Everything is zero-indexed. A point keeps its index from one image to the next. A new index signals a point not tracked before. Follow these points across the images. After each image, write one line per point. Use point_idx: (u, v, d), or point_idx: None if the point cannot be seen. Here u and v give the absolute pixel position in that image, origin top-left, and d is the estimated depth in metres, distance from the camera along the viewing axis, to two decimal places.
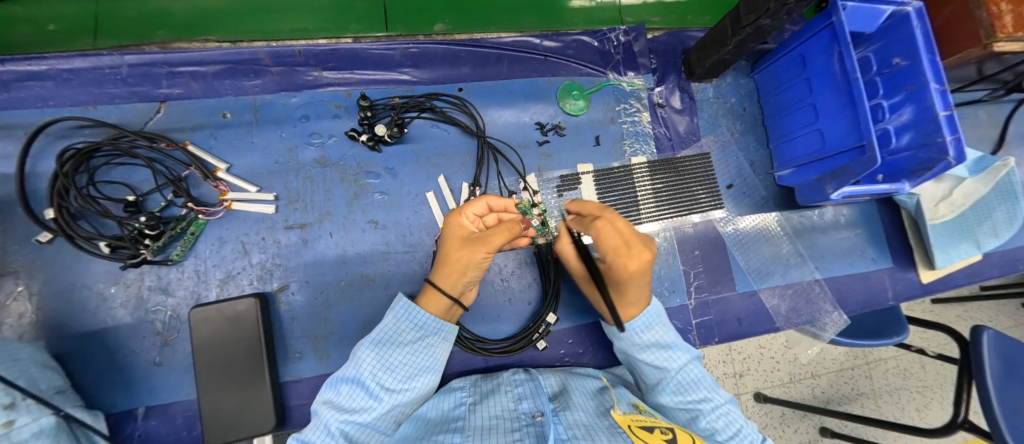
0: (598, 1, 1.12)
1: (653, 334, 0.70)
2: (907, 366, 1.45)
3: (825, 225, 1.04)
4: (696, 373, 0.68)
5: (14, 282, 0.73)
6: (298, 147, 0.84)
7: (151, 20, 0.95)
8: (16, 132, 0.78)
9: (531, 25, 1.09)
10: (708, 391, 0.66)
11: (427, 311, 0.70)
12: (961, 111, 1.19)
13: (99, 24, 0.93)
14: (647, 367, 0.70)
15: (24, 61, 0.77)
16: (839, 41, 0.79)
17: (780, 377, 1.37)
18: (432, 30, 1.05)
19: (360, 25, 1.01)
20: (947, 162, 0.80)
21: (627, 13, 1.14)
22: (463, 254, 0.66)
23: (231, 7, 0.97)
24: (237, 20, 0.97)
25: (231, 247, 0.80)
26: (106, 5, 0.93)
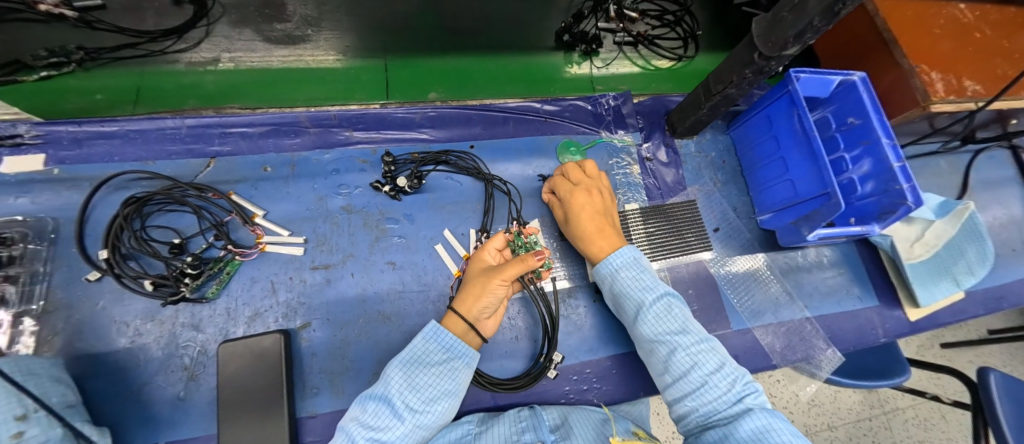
0: (573, 74, 1.32)
1: (627, 270, 0.79)
2: (927, 415, 1.43)
3: (810, 265, 1.12)
4: (674, 311, 0.73)
5: (59, 318, 0.79)
6: (327, 196, 0.95)
7: (183, 92, 1.09)
8: (82, 184, 0.89)
9: (514, 91, 1.25)
10: (687, 325, 0.71)
11: (450, 334, 0.76)
12: (923, 161, 1.32)
13: (140, 95, 1.07)
14: (628, 295, 0.77)
15: (100, 123, 0.89)
16: (797, 105, 0.92)
17: (796, 429, 1.35)
18: (427, 98, 1.20)
19: (365, 94, 1.17)
20: (906, 206, 0.89)
21: (599, 82, 1.33)
22: (478, 281, 0.78)
23: (255, 79, 1.13)
24: (261, 91, 1.12)
25: (261, 286, 0.87)
26: (147, 80, 1.09)
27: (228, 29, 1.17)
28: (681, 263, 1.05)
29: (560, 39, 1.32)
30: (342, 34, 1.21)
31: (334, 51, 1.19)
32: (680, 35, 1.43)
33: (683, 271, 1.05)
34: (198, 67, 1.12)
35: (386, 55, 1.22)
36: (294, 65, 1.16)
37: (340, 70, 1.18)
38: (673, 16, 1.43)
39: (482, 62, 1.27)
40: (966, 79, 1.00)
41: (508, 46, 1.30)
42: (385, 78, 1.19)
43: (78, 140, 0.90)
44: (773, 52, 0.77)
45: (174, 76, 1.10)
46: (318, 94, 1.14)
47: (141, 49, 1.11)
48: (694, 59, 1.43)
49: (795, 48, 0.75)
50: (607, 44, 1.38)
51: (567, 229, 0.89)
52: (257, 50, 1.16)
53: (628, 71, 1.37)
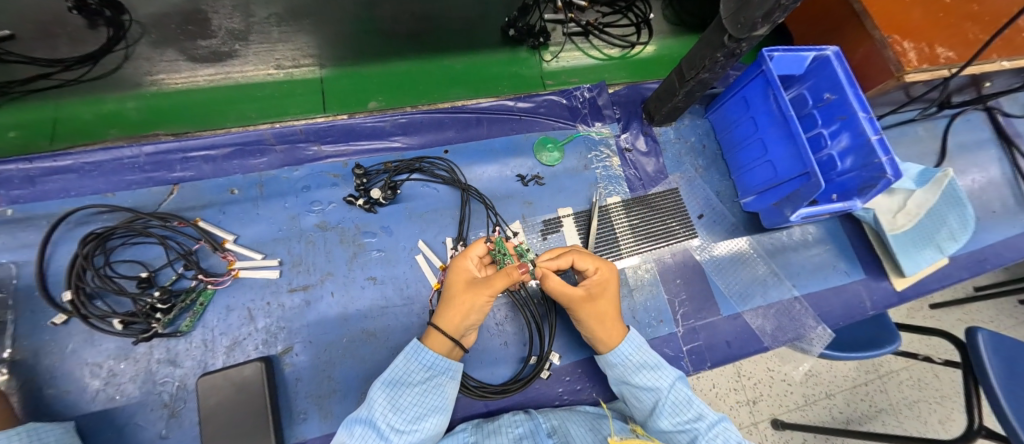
0: (521, 71, 1.29)
1: (641, 356, 0.76)
2: (920, 376, 1.46)
3: (795, 244, 1.12)
4: (684, 393, 0.73)
5: (23, 367, 0.75)
6: (300, 214, 0.92)
7: (105, 121, 1.03)
8: (39, 222, 0.84)
9: (458, 94, 1.22)
10: (701, 409, 0.71)
11: (433, 351, 0.74)
12: (902, 129, 1.32)
13: (57, 129, 1.00)
14: (642, 383, 0.74)
15: (50, 159, 0.85)
16: (771, 84, 0.91)
17: (795, 400, 1.36)
18: (366, 107, 1.16)
19: (298, 109, 1.12)
20: (887, 179, 0.88)
21: (548, 76, 1.30)
22: (467, 298, 0.74)
23: (179, 101, 1.08)
24: (186, 114, 1.07)
25: (238, 314, 0.84)
26: (64, 111, 1.02)
27: (148, 49, 1.10)
28: (667, 253, 1.04)
29: (507, 34, 1.28)
30: (273, 47, 1.16)
31: (265, 65, 1.14)
32: (632, 21, 1.40)
33: (670, 260, 1.04)
34: (121, 93, 1.06)
35: (321, 67, 1.17)
36: (223, 83, 1.11)
37: (272, 85, 1.13)
38: (624, 2, 1.39)
39: (423, 66, 1.23)
40: (939, 46, 0.99)
41: (450, 47, 1.26)
42: (320, 90, 1.15)
43: (29, 177, 0.85)
44: (742, 33, 0.75)
45: (94, 104, 1.04)
46: (252, 110, 1.09)
47: (55, 79, 1.04)
48: (648, 45, 1.40)
49: (765, 28, 0.73)
50: (556, 36, 1.35)
51: (579, 306, 0.77)
52: (181, 70, 1.10)
53: (580, 62, 1.34)
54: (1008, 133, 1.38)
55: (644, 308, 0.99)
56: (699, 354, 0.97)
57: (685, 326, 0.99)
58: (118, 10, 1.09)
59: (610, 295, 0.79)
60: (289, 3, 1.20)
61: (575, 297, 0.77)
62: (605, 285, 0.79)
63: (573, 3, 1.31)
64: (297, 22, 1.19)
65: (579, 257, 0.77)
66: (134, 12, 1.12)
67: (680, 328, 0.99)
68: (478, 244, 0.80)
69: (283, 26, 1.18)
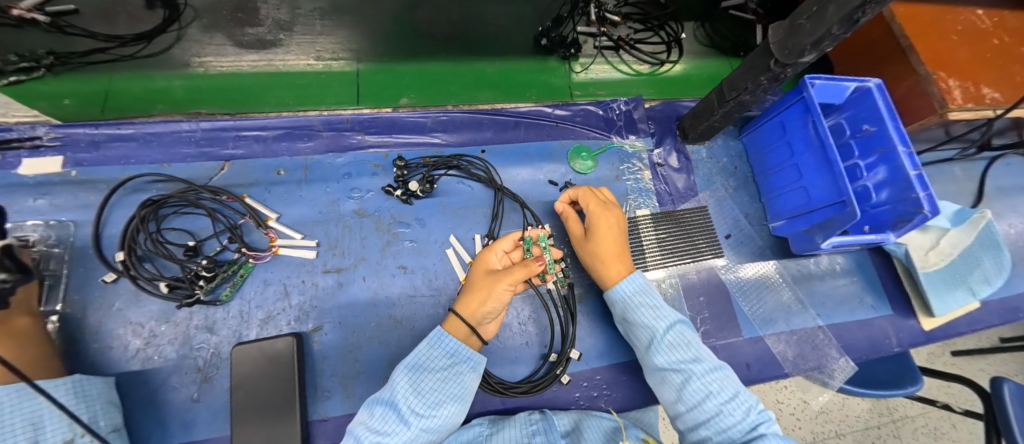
0: (550, 80, 1.31)
1: (642, 295, 0.78)
2: (937, 425, 1.41)
3: (822, 273, 1.11)
4: (685, 336, 0.74)
5: (73, 320, 0.79)
6: (340, 199, 0.96)
7: (152, 97, 1.08)
8: (99, 185, 0.89)
9: (487, 97, 1.24)
10: (699, 353, 0.71)
11: (452, 337, 0.76)
12: (939, 167, 1.30)
13: (108, 99, 1.06)
14: (640, 319, 0.77)
15: (116, 126, 0.91)
16: (811, 112, 0.92)
17: (803, 436, 1.34)
18: (398, 103, 1.18)
19: (333, 100, 1.15)
20: (923, 215, 0.88)
21: (576, 87, 1.32)
22: (485, 284, 0.77)
23: (223, 84, 1.12)
24: (227, 96, 1.11)
25: (274, 289, 0.87)
26: (117, 84, 1.08)
27: (199, 32, 1.16)
28: (692, 270, 1.05)
29: (539, 43, 1.31)
30: (314, 39, 1.21)
31: (305, 56, 1.18)
32: (663, 40, 1.41)
33: (694, 277, 1.04)
34: (170, 72, 1.11)
35: (357, 62, 1.21)
36: (265, 69, 1.15)
37: (310, 75, 1.17)
38: (657, 20, 1.42)
39: (455, 67, 1.26)
40: (985, 86, 0.98)
41: (484, 51, 1.30)
42: (356, 82, 1.18)
43: (95, 142, 0.91)
44: (790, 59, 0.76)
45: (143, 81, 1.09)
46: (289, 97, 1.13)
47: (111, 53, 1.10)
48: (677, 64, 1.42)
49: (812, 55, 0.75)
50: (587, 48, 1.38)
51: (579, 243, 0.87)
52: (227, 55, 1.15)
53: (608, 75, 1.36)
54: None
55: None
56: None
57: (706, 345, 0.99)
58: None
59: (608, 236, 0.84)
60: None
61: (575, 234, 0.89)
62: (603, 224, 0.85)
63: (607, 17, 1.32)
64: (340, 17, 1.24)
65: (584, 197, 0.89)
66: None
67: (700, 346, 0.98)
68: (505, 240, 0.85)
69: (326, 19, 1.23)
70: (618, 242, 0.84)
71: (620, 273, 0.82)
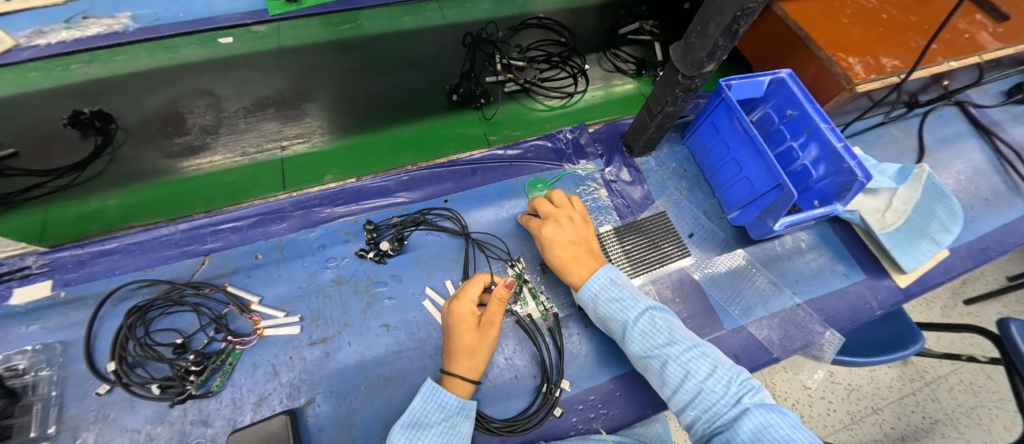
0: (465, 132, 1.44)
1: (609, 290, 0.83)
2: (972, 379, 1.39)
3: (789, 253, 1.15)
4: (658, 321, 0.77)
5: (69, 439, 0.81)
6: (316, 271, 1.01)
7: (88, 218, 1.17)
8: (87, 301, 0.94)
9: (410, 159, 1.36)
10: (674, 335, 0.74)
11: (454, 395, 0.78)
12: (875, 133, 1.39)
13: (47, 229, 1.14)
14: (611, 313, 0.81)
15: (102, 242, 0.98)
16: (734, 110, 1.00)
17: (840, 419, 1.30)
18: (323, 180, 1.30)
19: (262, 189, 1.27)
20: (859, 182, 0.93)
21: (491, 133, 1.45)
22: (483, 341, 0.81)
23: (159, 194, 1.22)
24: (156, 206, 1.20)
25: (264, 370, 0.89)
26: (55, 212, 1.16)
27: (133, 151, 1.23)
28: (663, 274, 1.09)
29: (451, 99, 1.45)
30: (239, 137, 1.32)
31: (231, 154, 1.30)
32: (569, 73, 1.54)
33: (667, 280, 1.08)
34: (103, 193, 1.20)
35: (283, 150, 1.34)
36: (192, 175, 1.26)
37: (236, 170, 1.29)
38: (560, 57, 1.53)
39: (373, 137, 1.38)
40: (882, 57, 1.07)
41: (397, 118, 1.42)
42: (280, 170, 1.30)
43: (81, 261, 0.97)
44: (693, 71, 0.85)
45: (79, 203, 1.18)
46: (218, 196, 1.24)
47: (47, 187, 1.16)
48: (584, 94, 1.56)
49: (712, 65, 0.83)
50: (498, 94, 1.51)
51: (548, 249, 0.90)
52: (158, 167, 1.24)
53: (522, 114, 1.50)
54: (983, 124, 1.43)
55: None
56: None
57: None
58: (107, 121, 1.16)
59: (581, 245, 0.89)
60: (255, 96, 1.30)
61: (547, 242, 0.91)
62: (578, 239, 0.90)
63: (511, 64, 1.43)
64: (263, 112, 1.34)
65: (555, 213, 0.92)
66: (121, 118, 1.19)
67: None
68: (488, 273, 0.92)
69: (250, 117, 1.33)
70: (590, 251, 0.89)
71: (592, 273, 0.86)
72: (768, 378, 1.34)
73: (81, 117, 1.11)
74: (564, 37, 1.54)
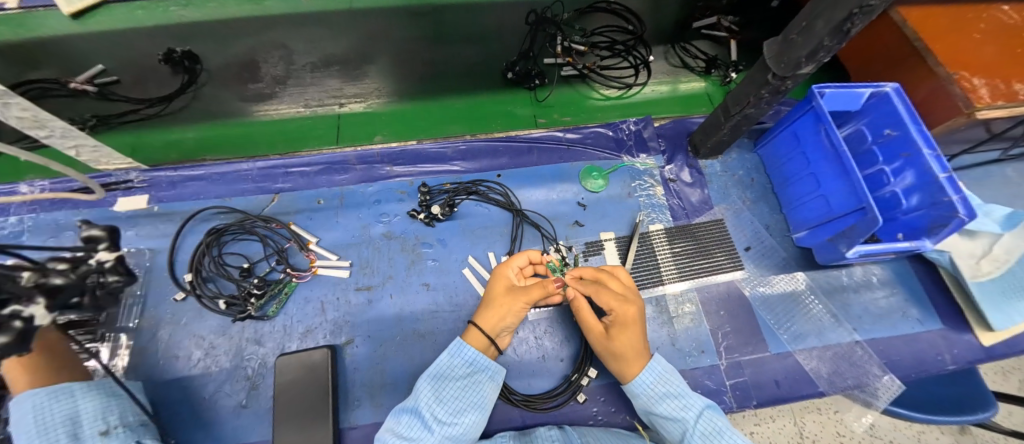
0: (517, 114, 1.39)
1: (663, 385, 0.78)
2: None
3: (856, 285, 1.06)
4: (716, 424, 0.72)
5: (149, 332, 0.93)
6: (370, 224, 1.06)
7: (168, 147, 1.24)
8: (174, 217, 1.05)
9: (456, 130, 1.34)
10: (735, 442, 0.69)
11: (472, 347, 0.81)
12: (985, 170, 1.22)
13: (136, 151, 1.23)
14: (667, 412, 0.76)
15: (192, 168, 1.08)
16: (823, 120, 0.92)
17: None
18: (371, 141, 1.31)
19: (316, 142, 1.29)
20: (959, 219, 0.83)
21: (541, 116, 1.39)
22: (506, 301, 0.82)
23: (230, 133, 1.28)
24: (227, 144, 1.26)
25: (314, 305, 0.97)
26: (143, 138, 1.25)
27: (214, 90, 1.29)
28: (710, 283, 1.04)
29: (506, 77, 1.39)
30: (305, 90, 1.34)
31: (295, 105, 1.34)
32: (631, 64, 1.45)
33: (714, 290, 1.04)
34: (182, 125, 1.26)
35: (340, 107, 1.35)
36: (259, 119, 1.31)
37: (297, 121, 1.33)
38: (624, 46, 1.43)
39: (426, 105, 1.38)
40: (1017, 82, 0.93)
41: (450, 89, 1.40)
42: (337, 124, 1.32)
43: (173, 182, 1.08)
44: (788, 72, 0.79)
45: (162, 132, 1.26)
46: (280, 142, 1.28)
47: (140, 113, 1.24)
48: (644, 87, 1.46)
49: (809, 67, 0.77)
50: (553, 77, 1.43)
51: (597, 339, 0.84)
52: (235, 109, 1.30)
53: (576, 100, 1.43)
54: None
55: (684, 337, 0.98)
56: (744, 390, 0.93)
57: (729, 360, 0.96)
58: (195, 61, 1.21)
59: (628, 335, 0.80)
60: (323, 53, 1.26)
61: (593, 329, 0.84)
62: (623, 325, 0.80)
63: (573, 48, 1.38)
64: (328, 69, 1.32)
65: (596, 291, 0.82)
66: (207, 61, 1.23)
67: (723, 361, 0.96)
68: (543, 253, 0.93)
69: (316, 72, 1.32)
70: (639, 339, 0.80)
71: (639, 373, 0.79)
72: (797, 416, 1.19)
73: (173, 54, 1.16)
74: (631, 24, 1.42)
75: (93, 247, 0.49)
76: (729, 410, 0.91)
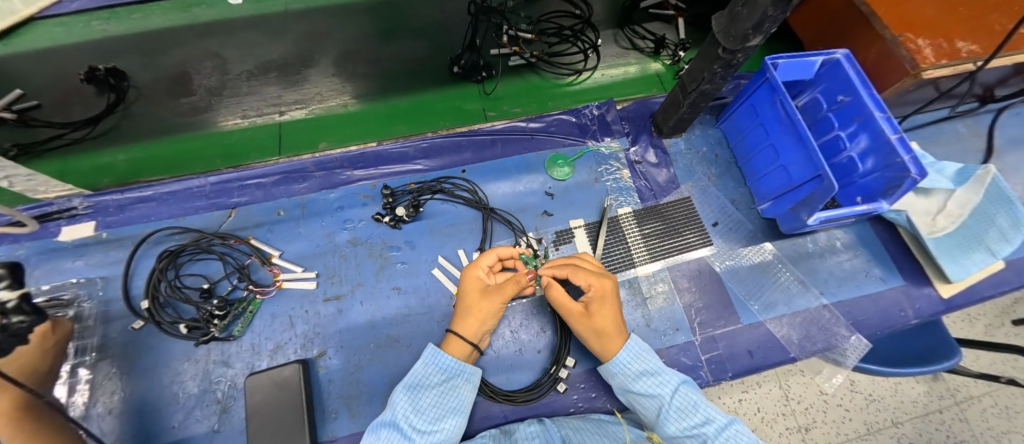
0: (465, 106, 1.35)
1: (640, 363, 0.78)
2: (1012, 403, 1.24)
3: (822, 251, 1.08)
4: (690, 398, 0.74)
5: (107, 365, 0.88)
6: (334, 232, 1.03)
7: (98, 171, 1.17)
8: (125, 242, 1.00)
9: (403, 132, 1.29)
10: (709, 412, 0.72)
11: (452, 356, 0.79)
12: (937, 127, 1.26)
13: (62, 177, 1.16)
14: (642, 390, 0.76)
15: (140, 190, 1.03)
16: (778, 91, 0.92)
17: (856, 429, 1.19)
18: (315, 148, 1.25)
19: (258, 154, 1.23)
20: (911, 179, 0.85)
21: (491, 109, 1.34)
22: (482, 304, 0.82)
23: (166, 151, 1.21)
24: (162, 162, 1.20)
25: (282, 321, 0.94)
26: (69, 164, 1.17)
27: (147, 108, 1.24)
28: (682, 262, 1.05)
29: (453, 71, 1.35)
30: (241, 99, 1.28)
31: (233, 116, 1.27)
32: (580, 48, 1.42)
33: (686, 268, 1.05)
34: (111, 148, 1.20)
35: (281, 115, 1.29)
36: (194, 134, 1.24)
37: (238, 133, 1.25)
38: (570, 30, 1.40)
39: (373, 106, 1.32)
40: (959, 40, 0.95)
41: (397, 89, 1.34)
42: (278, 134, 1.26)
43: (120, 206, 1.03)
44: (736, 45, 0.78)
45: (89, 157, 1.18)
46: (217, 159, 1.21)
47: (65, 138, 1.18)
48: (595, 72, 1.45)
49: (757, 39, 0.76)
50: (500, 68, 1.40)
51: (576, 321, 0.83)
52: (166, 125, 1.23)
53: (526, 90, 1.39)
54: None
55: (659, 317, 0.99)
56: (719, 363, 0.95)
57: (704, 335, 0.98)
58: (121, 78, 1.19)
59: (606, 311, 0.81)
60: (260, 59, 1.27)
61: (573, 311, 0.83)
62: (603, 300, 0.82)
63: (518, 36, 1.36)
64: (265, 76, 1.29)
65: (574, 271, 0.85)
66: (135, 78, 1.23)
67: (698, 337, 0.97)
68: (510, 247, 0.90)
69: (252, 81, 1.29)
70: (617, 314, 0.82)
71: (620, 349, 0.80)
72: (781, 380, 1.23)
73: (97, 72, 1.14)
74: (578, 9, 1.42)
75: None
76: (707, 384, 0.92)
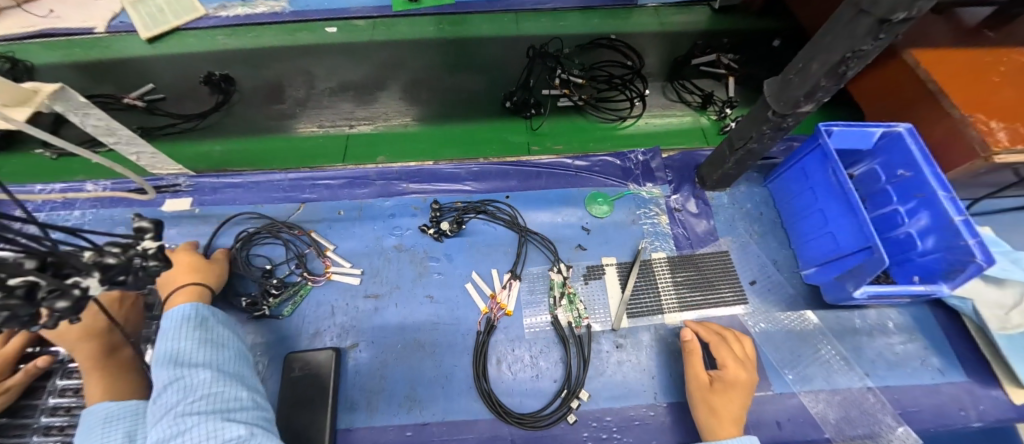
0: (510, 141, 1.42)
1: None
2: None
3: (870, 329, 1.02)
4: None
5: None
6: (383, 236, 1.13)
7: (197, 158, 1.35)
8: (211, 219, 1.16)
9: (453, 155, 1.38)
10: None
11: None
12: (1018, 216, 1.16)
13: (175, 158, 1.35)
14: None
15: (233, 177, 1.21)
16: (830, 158, 0.92)
17: None
18: (374, 161, 1.37)
19: (324, 160, 1.36)
20: (977, 264, 0.80)
21: (534, 144, 1.42)
22: None
23: (254, 148, 1.38)
24: (250, 157, 1.36)
25: (325, 309, 1.03)
26: (180, 149, 1.37)
27: (245, 110, 1.43)
28: (713, 316, 1.03)
29: (505, 106, 1.46)
30: (321, 111, 1.46)
31: (312, 125, 1.44)
32: (626, 97, 1.48)
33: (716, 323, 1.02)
34: (213, 138, 1.39)
35: (351, 128, 1.45)
36: (275, 137, 1.41)
37: (313, 140, 1.42)
38: (621, 80, 1.47)
39: (440, 129, 1.44)
40: None
41: (456, 116, 1.46)
42: (345, 146, 1.40)
43: (214, 188, 1.20)
44: (787, 110, 0.81)
45: (193, 145, 1.37)
46: (291, 159, 1.36)
47: (178, 128, 1.39)
48: (638, 120, 1.49)
49: (809, 106, 0.79)
50: (548, 107, 1.48)
51: (699, 390, 0.83)
52: (256, 126, 1.42)
53: (572, 131, 1.46)
54: None
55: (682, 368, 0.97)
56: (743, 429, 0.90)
57: None
58: (230, 83, 1.40)
59: (733, 395, 0.80)
60: (341, 80, 1.45)
61: (699, 377, 0.84)
62: (734, 385, 0.80)
63: (570, 80, 1.43)
64: (344, 94, 1.47)
65: (719, 348, 0.87)
66: (240, 84, 1.43)
67: None
68: None
69: (333, 96, 1.47)
70: (744, 408, 0.79)
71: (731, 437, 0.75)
72: None
73: (213, 77, 1.37)
74: (631, 60, 1.48)
75: (139, 236, 0.47)
76: None
